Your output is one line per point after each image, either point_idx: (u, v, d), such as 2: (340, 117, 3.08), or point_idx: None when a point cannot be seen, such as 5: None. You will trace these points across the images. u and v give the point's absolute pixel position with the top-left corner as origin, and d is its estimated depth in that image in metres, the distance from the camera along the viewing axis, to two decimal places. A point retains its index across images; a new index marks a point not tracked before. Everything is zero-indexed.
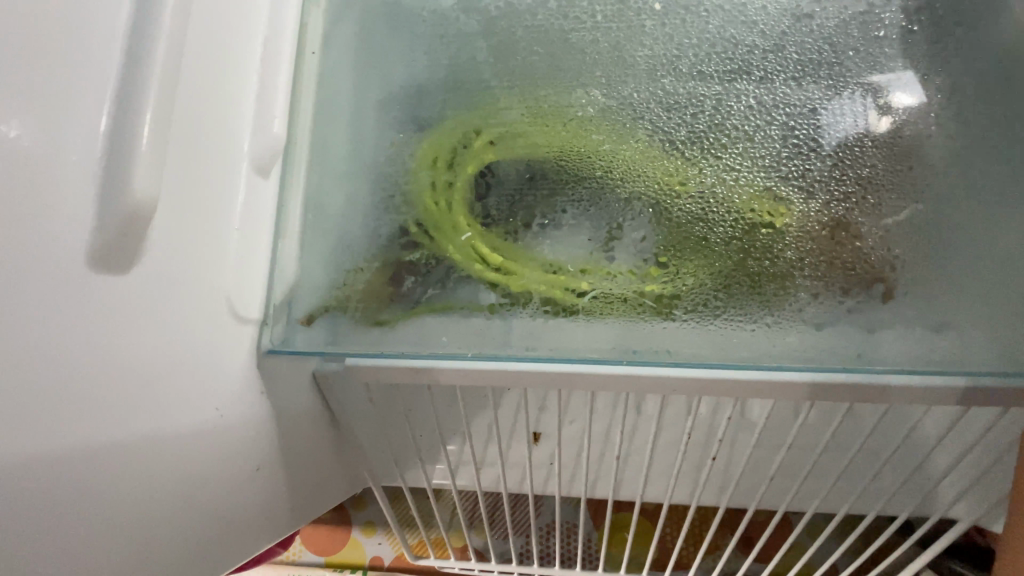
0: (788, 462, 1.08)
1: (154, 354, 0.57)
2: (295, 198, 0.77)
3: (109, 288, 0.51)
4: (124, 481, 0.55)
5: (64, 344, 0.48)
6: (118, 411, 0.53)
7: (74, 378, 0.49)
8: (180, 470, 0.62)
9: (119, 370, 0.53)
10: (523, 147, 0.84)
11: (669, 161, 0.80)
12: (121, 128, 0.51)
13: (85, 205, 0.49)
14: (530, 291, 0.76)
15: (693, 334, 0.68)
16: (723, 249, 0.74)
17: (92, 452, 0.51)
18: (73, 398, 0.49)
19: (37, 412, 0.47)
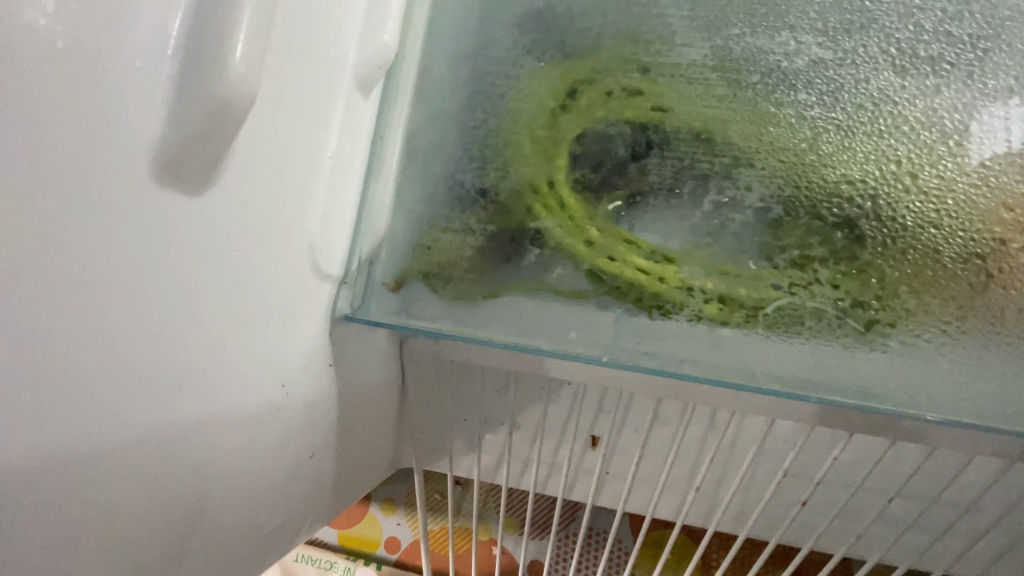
0: None
1: (222, 317, 0.41)
2: (394, 126, 0.59)
3: (178, 221, 0.35)
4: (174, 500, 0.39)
5: (109, 298, 0.32)
6: (174, 396, 0.37)
7: (118, 348, 0.33)
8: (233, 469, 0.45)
9: (178, 338, 0.37)
10: (684, 69, 0.57)
11: (901, 140, 0.54)
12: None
13: (151, 88, 0.32)
14: (681, 287, 0.54)
15: (921, 375, 0.49)
16: (959, 266, 0.52)
17: (129, 450, 0.34)
18: (118, 378, 0.33)
19: (64, 402, 0.30)
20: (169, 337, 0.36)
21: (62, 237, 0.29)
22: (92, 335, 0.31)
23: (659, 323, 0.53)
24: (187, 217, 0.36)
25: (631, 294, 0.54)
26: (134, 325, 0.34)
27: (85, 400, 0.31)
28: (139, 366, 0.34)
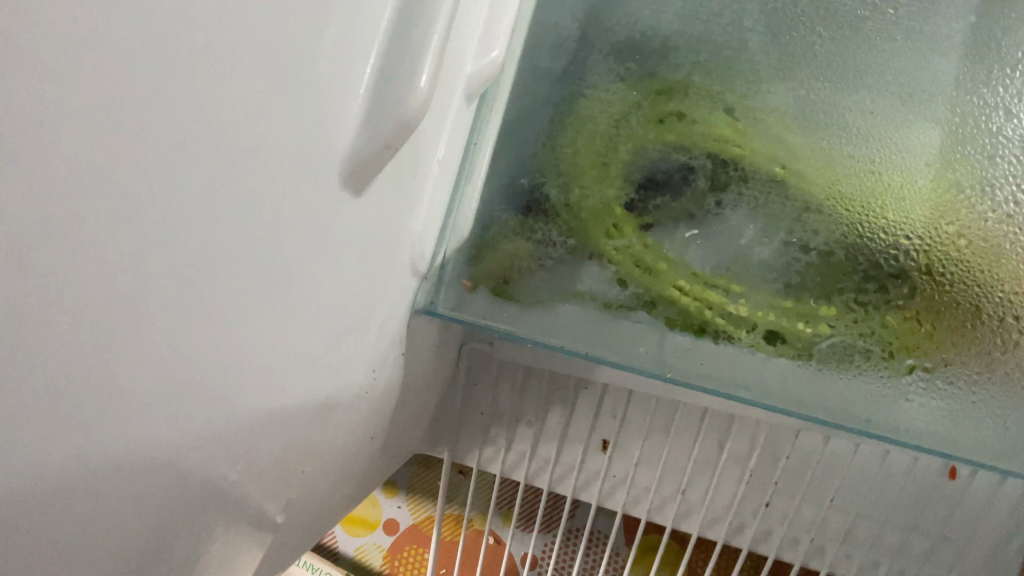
0: (871, 527, 1.05)
1: (351, 306, 0.44)
2: (489, 137, 0.62)
3: (336, 215, 0.39)
4: (288, 471, 0.42)
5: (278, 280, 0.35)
6: (312, 374, 0.40)
7: (284, 334, 0.36)
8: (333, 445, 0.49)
9: (319, 320, 0.40)
10: (766, 115, 0.62)
11: (957, 202, 0.59)
12: (408, 21, 0.39)
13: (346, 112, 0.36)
14: (747, 317, 0.58)
15: (951, 421, 0.55)
16: (999, 326, 0.57)
17: (279, 422, 0.38)
18: (275, 360, 0.36)
19: (241, 378, 0.33)
20: (315, 319, 0.39)
21: (250, 218, 0.31)
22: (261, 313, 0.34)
23: (717, 348, 0.58)
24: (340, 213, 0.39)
25: (701, 318, 0.59)
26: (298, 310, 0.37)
27: (247, 374, 0.34)
28: (291, 342, 0.37)
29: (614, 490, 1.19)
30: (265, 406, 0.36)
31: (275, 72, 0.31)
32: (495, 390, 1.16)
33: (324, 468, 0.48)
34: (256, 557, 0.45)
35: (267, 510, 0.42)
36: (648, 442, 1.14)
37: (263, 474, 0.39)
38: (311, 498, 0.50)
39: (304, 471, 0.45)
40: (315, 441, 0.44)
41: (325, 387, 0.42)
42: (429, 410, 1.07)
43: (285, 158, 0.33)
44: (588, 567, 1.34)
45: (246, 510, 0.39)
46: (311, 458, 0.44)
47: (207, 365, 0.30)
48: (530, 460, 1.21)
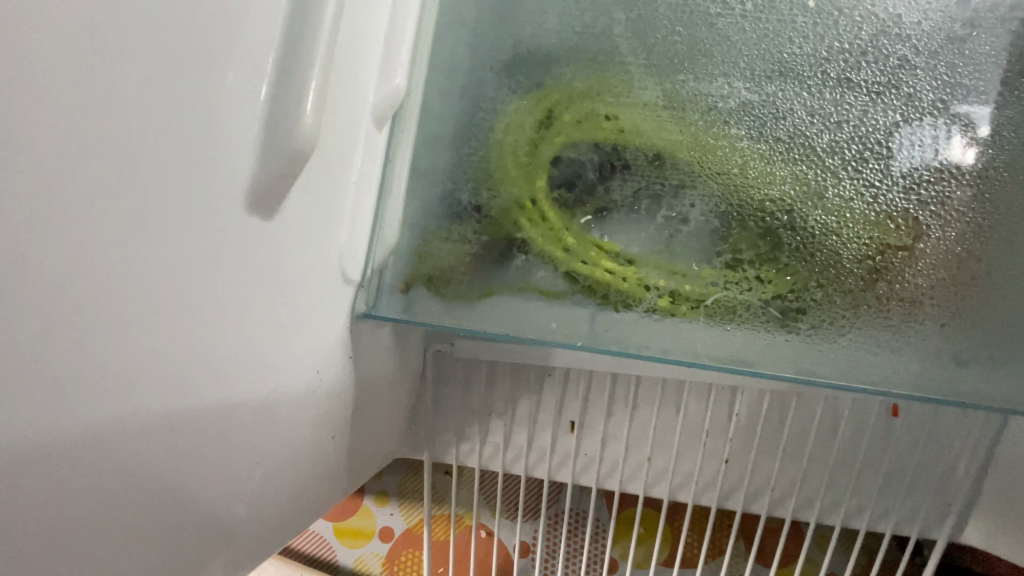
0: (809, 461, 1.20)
1: (274, 312, 0.51)
2: (403, 153, 0.70)
3: (247, 236, 0.46)
4: (231, 459, 0.49)
5: (189, 287, 0.41)
6: (241, 370, 0.48)
7: (208, 344, 0.44)
8: (278, 439, 0.56)
9: (239, 324, 0.47)
10: (641, 109, 0.71)
11: (810, 166, 0.68)
12: (290, 61, 0.45)
13: (245, 158, 0.44)
14: (644, 285, 0.67)
15: (816, 353, 0.64)
16: (855, 268, 0.66)
17: (209, 418, 0.45)
18: (205, 367, 0.43)
19: (172, 384, 0.41)
20: (233, 323, 0.46)
21: (167, 256, 0.39)
22: (175, 317, 0.40)
23: (615, 318, 0.66)
24: (251, 234, 0.46)
25: (606, 290, 0.67)
26: (220, 324, 0.44)
27: (170, 369, 0.40)
28: (208, 343, 0.44)
29: (587, 467, 1.26)
30: (190, 402, 0.43)
31: (180, 140, 0.38)
32: (465, 391, 1.23)
33: (272, 454, 0.56)
34: (226, 542, 0.53)
35: (222, 495, 0.50)
36: (612, 419, 1.23)
37: (207, 461, 0.46)
38: (263, 489, 0.56)
39: (252, 464, 0.53)
40: (254, 429, 0.52)
41: (253, 383, 0.50)
42: (401, 417, 1.13)
43: (199, 205, 0.41)
44: (572, 552, 1.41)
45: (197, 494, 0.46)
46: (252, 446, 0.52)
47: (136, 378, 0.38)
48: (504, 450, 1.27)
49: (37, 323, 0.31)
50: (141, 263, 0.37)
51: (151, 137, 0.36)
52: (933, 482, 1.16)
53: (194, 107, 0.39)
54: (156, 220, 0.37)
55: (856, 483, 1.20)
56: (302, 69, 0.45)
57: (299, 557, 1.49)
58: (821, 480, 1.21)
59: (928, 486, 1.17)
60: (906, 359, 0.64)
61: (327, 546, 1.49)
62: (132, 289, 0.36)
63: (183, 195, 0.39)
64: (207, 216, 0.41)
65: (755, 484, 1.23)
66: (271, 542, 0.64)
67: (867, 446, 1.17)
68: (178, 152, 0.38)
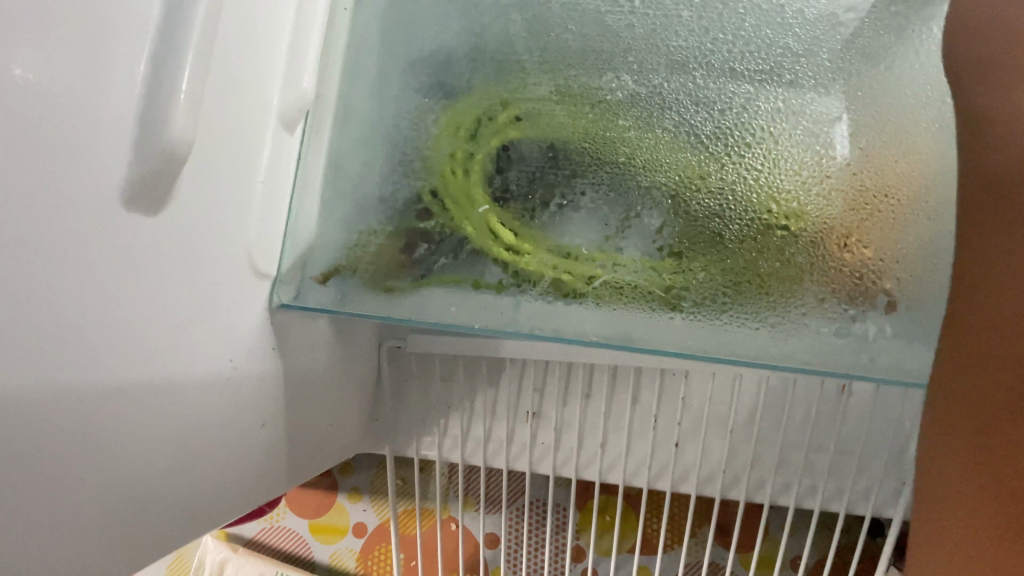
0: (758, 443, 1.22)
1: (166, 302, 0.54)
2: (316, 154, 0.74)
3: (127, 230, 0.49)
4: (135, 441, 0.52)
5: (58, 274, 0.43)
6: (129, 358, 0.50)
7: (97, 333, 0.47)
8: (191, 424, 0.60)
9: (124, 313, 0.49)
10: (537, 106, 0.76)
11: (696, 152, 0.72)
12: (164, 63, 0.49)
13: (120, 158, 0.47)
14: (540, 270, 0.71)
15: (699, 329, 0.67)
16: (737, 247, 0.70)
17: (104, 403, 0.48)
18: (94, 355, 0.47)
19: (59, 370, 0.44)
20: (116, 312, 0.48)
21: (46, 252, 0.42)
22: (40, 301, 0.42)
23: (532, 304, 0.70)
24: (130, 227, 0.49)
25: (504, 276, 0.72)
26: (110, 315, 0.48)
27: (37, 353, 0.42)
28: (83, 329, 0.45)
29: (545, 456, 1.28)
30: (64, 387, 0.44)
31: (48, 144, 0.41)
32: (424, 385, 1.26)
33: (179, 436, 0.58)
34: (140, 520, 0.56)
35: (123, 476, 0.52)
36: (568, 408, 1.26)
37: (106, 442, 0.49)
38: (171, 472, 0.59)
39: (161, 447, 0.56)
40: (151, 416, 0.54)
41: (144, 371, 0.52)
42: (357, 411, 1.15)
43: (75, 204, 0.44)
44: (538, 541, 1.44)
45: (104, 473, 0.50)
46: (149, 431, 0.54)
47: (21, 365, 0.41)
48: (464, 442, 1.29)
49: None
50: (18, 258, 0.40)
51: (18, 141, 0.39)
52: (882, 460, 1.18)
53: (61, 112, 0.42)
54: (30, 218, 0.41)
55: (808, 464, 1.22)
56: (173, 71, 0.49)
57: (278, 553, 1.54)
58: (774, 462, 1.23)
59: (877, 465, 1.19)
60: (786, 334, 0.66)
61: (303, 542, 1.54)
62: (15, 282, 0.40)
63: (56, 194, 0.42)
64: (85, 213, 0.45)
65: (708, 468, 1.25)
66: (192, 525, 0.67)
67: (816, 426, 1.20)
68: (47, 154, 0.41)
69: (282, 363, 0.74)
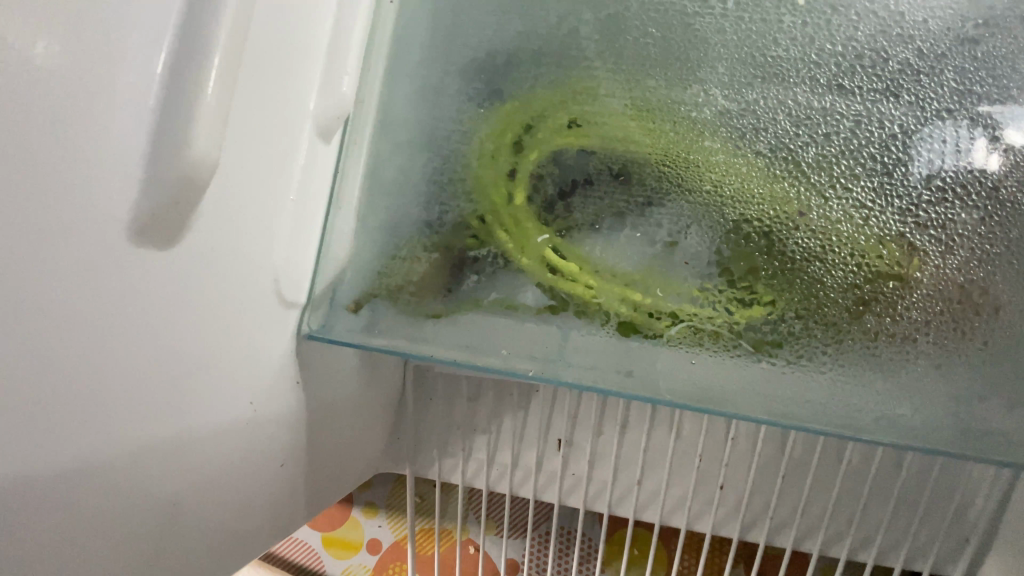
0: (814, 491, 1.08)
1: (173, 346, 0.45)
2: (354, 167, 0.65)
3: (127, 263, 0.40)
4: (125, 507, 0.44)
5: (28, 324, 0.35)
6: (117, 418, 0.41)
7: (83, 389, 0.38)
8: (196, 482, 0.50)
9: (112, 367, 0.40)
10: (607, 121, 0.67)
11: (793, 181, 0.62)
12: (184, 71, 0.40)
13: (126, 179, 0.39)
14: (605, 311, 0.62)
15: (794, 393, 0.57)
16: (840, 297, 0.60)
17: (84, 468, 0.40)
18: (81, 415, 0.39)
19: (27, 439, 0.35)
20: (102, 367, 0.39)
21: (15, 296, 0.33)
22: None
23: (582, 353, 0.60)
24: (132, 260, 0.40)
25: (564, 315, 0.63)
26: (100, 366, 0.39)
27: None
28: (52, 389, 0.37)
29: (574, 488, 1.16)
30: (14, 464, 0.35)
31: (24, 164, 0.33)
32: (448, 406, 1.15)
33: (182, 497, 0.50)
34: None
35: (109, 550, 0.44)
36: (601, 437, 1.13)
37: (84, 514, 0.41)
38: (173, 535, 0.50)
39: (162, 509, 0.48)
40: (135, 484, 0.44)
41: (137, 431, 0.43)
42: (378, 434, 1.07)
43: (58, 236, 0.35)
44: (562, 573, 1.35)
45: (82, 549, 0.41)
46: (133, 500, 0.44)
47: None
48: (488, 468, 1.18)
49: None
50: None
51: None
52: (947, 510, 1.04)
53: (44, 124, 0.34)
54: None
55: (863, 514, 1.07)
56: (194, 76, 0.40)
57: (288, 565, 1.48)
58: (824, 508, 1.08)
59: (944, 519, 1.04)
60: (895, 403, 0.56)
61: (315, 556, 1.48)
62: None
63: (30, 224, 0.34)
64: (72, 246, 0.36)
65: (752, 513, 1.10)
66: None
67: (878, 474, 1.05)
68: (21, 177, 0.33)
69: (306, 400, 0.65)
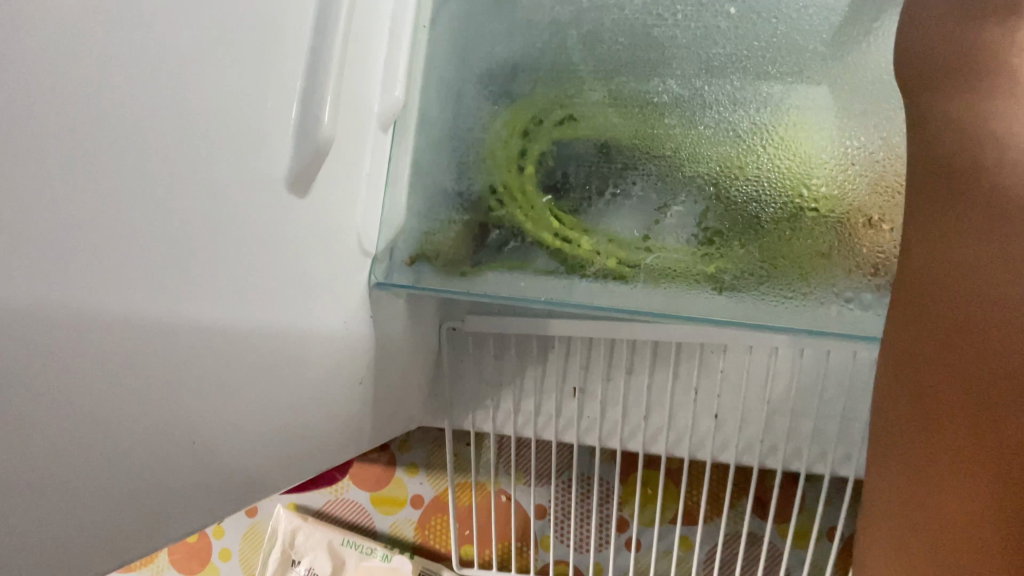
0: (794, 417, 1.26)
1: (305, 270, 0.67)
2: (402, 153, 0.87)
3: (281, 209, 0.61)
4: (277, 381, 0.65)
5: (237, 245, 0.55)
6: (275, 316, 0.62)
7: (262, 291, 0.59)
8: (307, 375, 0.71)
9: (273, 279, 0.61)
10: (593, 109, 0.88)
11: (733, 145, 0.83)
12: (313, 84, 0.61)
13: (285, 155, 0.60)
14: (596, 251, 0.83)
15: (736, 299, 0.77)
16: (771, 228, 0.80)
17: (260, 346, 0.60)
18: (259, 309, 0.59)
19: (236, 320, 0.55)
20: (269, 278, 0.60)
21: (235, 230, 0.54)
22: (218, 258, 0.52)
23: (582, 286, 0.82)
24: (286, 211, 0.61)
25: (566, 256, 0.84)
26: (269, 278, 0.60)
27: (215, 306, 0.53)
28: (245, 289, 0.56)
29: (590, 429, 1.35)
30: (229, 338, 0.55)
31: (237, 143, 0.53)
32: (477, 363, 1.35)
33: (305, 385, 0.71)
34: (274, 451, 0.68)
35: (262, 410, 0.63)
36: (609, 382, 1.33)
37: (258, 381, 0.61)
38: (297, 411, 0.71)
39: (293, 389, 0.69)
40: (279, 366, 0.65)
41: (284, 323, 0.64)
42: (421, 385, 1.27)
43: (252, 187, 0.56)
44: (584, 512, 1.53)
45: (254, 405, 0.62)
46: (281, 376, 0.65)
47: (214, 310, 0.53)
48: (515, 416, 1.37)
49: (158, 266, 0.46)
50: (214, 230, 0.51)
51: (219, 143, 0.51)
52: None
53: (248, 118, 0.54)
54: (224, 199, 0.52)
55: (838, 434, 1.25)
56: (321, 88, 0.62)
57: (342, 523, 1.61)
58: (805, 431, 1.26)
59: None
60: (817, 305, 0.75)
61: (365, 513, 1.61)
62: (215, 246, 0.52)
63: (240, 181, 0.54)
64: (257, 195, 0.57)
65: (746, 437, 1.29)
66: (298, 469, 0.77)
67: (847, 399, 1.23)
68: (236, 150, 0.53)
69: (376, 330, 0.86)
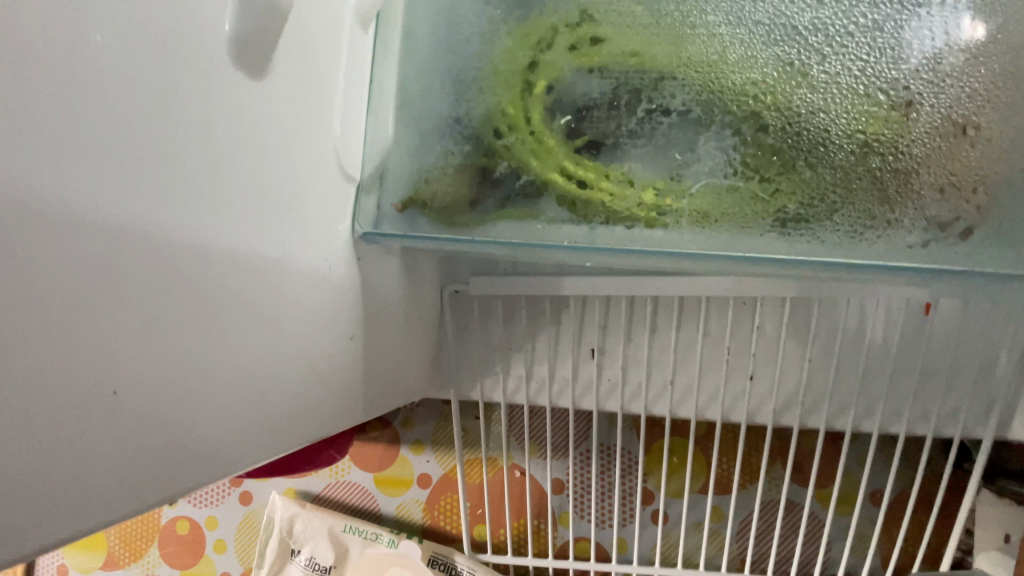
0: (839, 373, 1.14)
1: (270, 191, 0.54)
2: (387, 60, 0.73)
3: (224, 111, 0.47)
4: (237, 340, 0.51)
5: (156, 154, 0.40)
6: (225, 256, 0.48)
7: (203, 221, 0.45)
8: (279, 333, 0.57)
9: (218, 208, 0.47)
10: (618, 8, 0.73)
11: (791, 44, 0.68)
12: None
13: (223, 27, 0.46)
14: (628, 182, 0.69)
15: (802, 232, 0.63)
16: (842, 143, 0.65)
17: (204, 296, 0.46)
18: (201, 245, 0.45)
19: (161, 256, 0.42)
20: (213, 205, 0.46)
21: (151, 131, 0.40)
22: (136, 158, 0.38)
23: (610, 228, 0.67)
24: (230, 118, 0.47)
25: (589, 190, 0.69)
26: (217, 201, 0.46)
27: (127, 236, 0.38)
28: (174, 217, 0.42)
29: (610, 394, 1.22)
30: (154, 281, 0.41)
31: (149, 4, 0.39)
32: (484, 327, 1.21)
33: (274, 347, 0.57)
34: (238, 434, 0.54)
35: (218, 379, 0.50)
36: (632, 343, 1.19)
37: (207, 339, 0.48)
38: (266, 384, 0.57)
39: (258, 353, 0.55)
40: (235, 326, 0.51)
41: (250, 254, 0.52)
42: (422, 353, 1.13)
43: (174, 74, 0.41)
44: (604, 486, 1.41)
45: (206, 372, 0.48)
46: (239, 338, 0.51)
47: (126, 239, 0.39)
48: (527, 384, 1.24)
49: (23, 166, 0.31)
50: (120, 126, 0.37)
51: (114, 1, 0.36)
52: (967, 376, 1.07)
53: None
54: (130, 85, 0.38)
55: (889, 390, 1.12)
56: None
57: (345, 507, 1.50)
58: (850, 388, 1.14)
59: (967, 387, 1.08)
60: (904, 235, 0.61)
61: (369, 496, 1.49)
62: (122, 150, 0.37)
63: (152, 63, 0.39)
64: (182, 88, 0.42)
65: (784, 396, 1.17)
66: (277, 453, 0.63)
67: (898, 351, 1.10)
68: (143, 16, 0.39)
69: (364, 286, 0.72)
